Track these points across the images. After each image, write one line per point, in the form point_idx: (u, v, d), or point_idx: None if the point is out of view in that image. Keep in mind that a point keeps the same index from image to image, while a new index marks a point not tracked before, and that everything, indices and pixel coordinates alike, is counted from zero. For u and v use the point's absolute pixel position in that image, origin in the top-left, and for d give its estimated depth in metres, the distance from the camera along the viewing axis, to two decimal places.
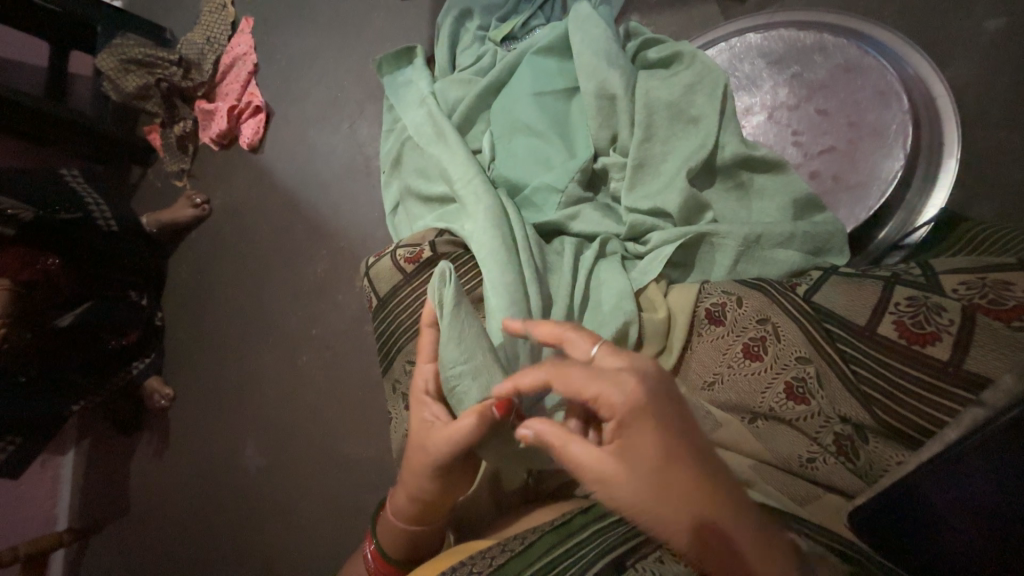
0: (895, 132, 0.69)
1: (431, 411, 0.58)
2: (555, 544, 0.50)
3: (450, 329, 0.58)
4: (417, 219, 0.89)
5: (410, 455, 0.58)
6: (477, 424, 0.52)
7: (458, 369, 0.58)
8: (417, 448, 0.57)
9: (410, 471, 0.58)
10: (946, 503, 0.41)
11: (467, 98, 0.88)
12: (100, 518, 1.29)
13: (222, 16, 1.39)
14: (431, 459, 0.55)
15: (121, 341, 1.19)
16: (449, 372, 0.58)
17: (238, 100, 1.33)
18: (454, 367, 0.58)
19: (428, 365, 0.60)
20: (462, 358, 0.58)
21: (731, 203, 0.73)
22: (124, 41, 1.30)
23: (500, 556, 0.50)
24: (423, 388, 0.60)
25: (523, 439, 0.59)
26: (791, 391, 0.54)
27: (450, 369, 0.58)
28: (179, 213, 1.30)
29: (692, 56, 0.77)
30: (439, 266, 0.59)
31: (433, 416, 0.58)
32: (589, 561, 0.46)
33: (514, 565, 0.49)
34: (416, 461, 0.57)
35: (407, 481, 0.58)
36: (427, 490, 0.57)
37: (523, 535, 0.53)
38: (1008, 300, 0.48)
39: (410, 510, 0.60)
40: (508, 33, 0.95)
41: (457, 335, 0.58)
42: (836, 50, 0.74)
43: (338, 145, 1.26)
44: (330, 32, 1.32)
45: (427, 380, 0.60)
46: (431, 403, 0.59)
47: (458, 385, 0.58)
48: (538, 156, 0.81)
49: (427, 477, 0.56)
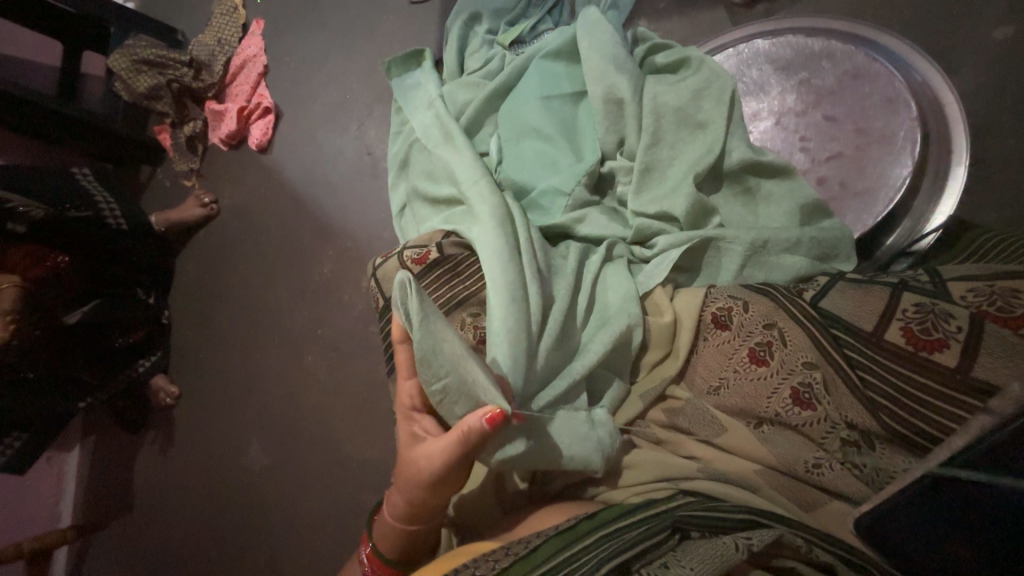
0: (902, 139, 0.69)
1: (421, 426, 0.61)
2: (560, 548, 0.50)
3: (424, 342, 0.53)
4: (424, 221, 0.89)
5: (403, 467, 0.60)
6: (464, 436, 0.53)
7: (441, 384, 0.55)
8: (410, 459, 0.59)
9: (406, 481, 0.59)
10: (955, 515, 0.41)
11: (475, 101, 0.89)
12: (104, 515, 1.30)
13: (234, 18, 1.41)
14: (424, 471, 0.57)
15: (128, 339, 1.21)
16: (431, 389, 0.55)
17: (247, 100, 1.35)
18: (436, 383, 0.55)
19: (409, 381, 0.61)
20: (441, 374, 0.54)
21: (737, 208, 0.73)
22: (135, 42, 1.32)
23: (503, 559, 0.50)
24: (408, 405, 0.62)
25: (518, 446, 0.56)
26: (797, 398, 0.54)
27: (432, 385, 0.55)
28: (188, 212, 1.31)
29: (699, 62, 0.77)
30: (398, 276, 0.53)
31: (422, 431, 0.61)
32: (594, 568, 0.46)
33: (520, 568, 0.49)
34: (407, 474, 0.59)
35: (403, 490, 0.59)
36: (421, 498, 0.58)
37: (526, 540, 0.53)
38: (1016, 308, 0.47)
39: (406, 512, 0.60)
40: (516, 37, 0.95)
41: (432, 347, 0.53)
42: (845, 56, 0.74)
43: (346, 146, 1.27)
44: (340, 34, 1.33)
45: (412, 397, 0.61)
46: (421, 418, 0.62)
47: (444, 399, 0.56)
48: (545, 159, 0.81)
49: (421, 488, 0.57)
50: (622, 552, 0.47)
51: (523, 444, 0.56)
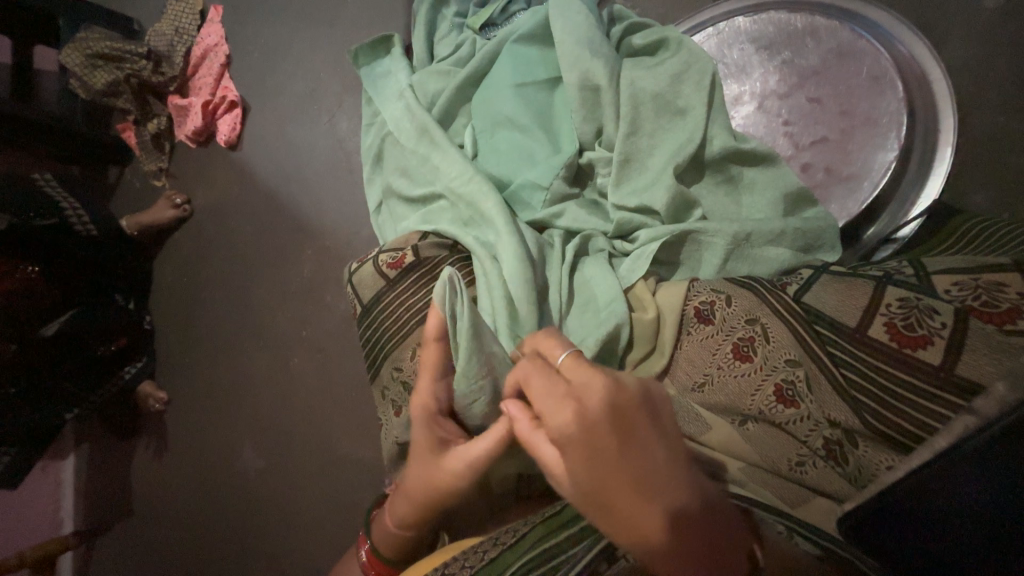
0: (888, 122, 0.67)
1: (444, 430, 0.60)
2: (545, 536, 0.51)
3: (469, 348, 0.57)
4: (401, 220, 0.86)
5: (417, 469, 0.59)
6: (503, 439, 0.53)
7: (477, 385, 0.58)
8: (431, 468, 0.58)
9: (417, 482, 0.59)
10: (949, 506, 0.39)
11: (446, 92, 0.85)
12: (104, 520, 1.30)
13: (190, 5, 1.32)
14: (452, 480, 0.56)
15: (111, 347, 1.19)
16: (465, 388, 0.59)
17: (212, 94, 1.28)
18: (470, 384, 0.58)
19: (439, 379, 0.60)
20: (478, 379, 0.58)
21: (721, 198, 0.70)
22: (87, 34, 1.22)
23: (491, 550, 0.53)
24: (433, 406, 0.60)
25: None
26: (781, 394, 0.53)
27: (465, 385, 0.59)
28: (160, 214, 1.26)
29: (678, 44, 0.74)
30: (446, 274, 0.58)
31: (447, 437, 0.59)
32: (575, 561, 0.46)
33: (504, 559, 0.51)
34: (425, 480, 0.58)
35: (415, 497, 0.60)
36: (436, 503, 0.59)
37: (514, 528, 0.56)
38: (1001, 303, 0.46)
39: (410, 514, 0.61)
40: (487, 19, 0.90)
41: (476, 350, 0.58)
42: (829, 32, 0.71)
43: (318, 141, 1.22)
44: (305, 20, 1.26)
45: (437, 397, 0.60)
46: (444, 422, 0.60)
47: (477, 400, 0.59)
48: (522, 152, 0.78)
49: (441, 493, 0.58)
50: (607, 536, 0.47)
51: None
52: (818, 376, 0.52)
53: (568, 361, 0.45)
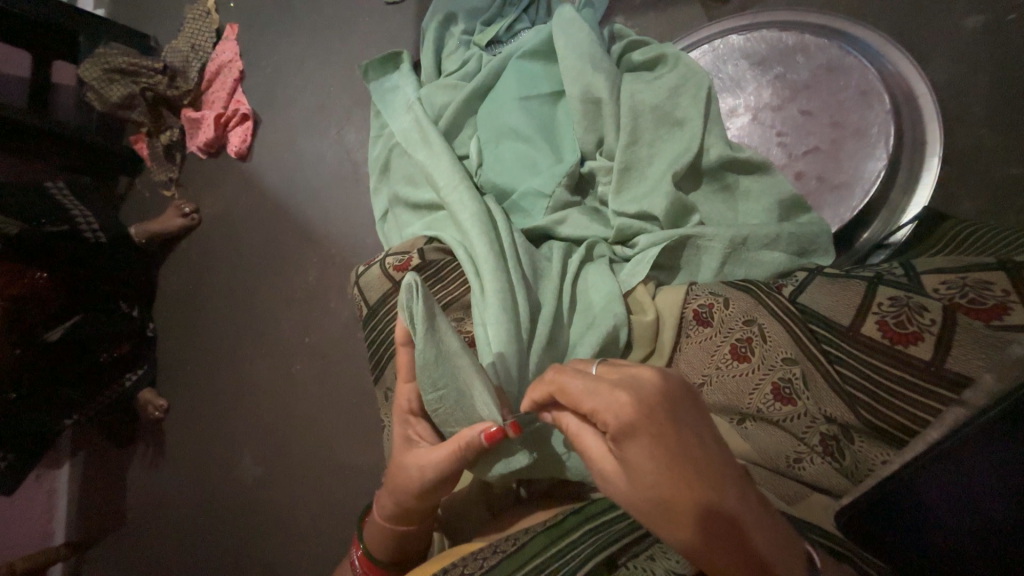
0: (877, 132, 0.70)
1: (416, 429, 0.61)
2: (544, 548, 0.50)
3: (425, 351, 0.52)
4: (408, 226, 0.88)
5: (396, 473, 0.59)
6: (461, 451, 0.53)
7: (440, 393, 0.54)
8: (401, 466, 0.58)
9: (396, 486, 0.59)
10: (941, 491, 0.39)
11: (454, 103, 0.88)
12: (96, 531, 1.28)
13: (206, 24, 1.38)
14: (416, 481, 0.56)
15: (113, 353, 1.19)
16: (429, 395, 0.55)
17: (225, 107, 1.32)
18: (432, 392, 0.54)
19: (408, 384, 0.59)
20: (439, 384, 0.54)
21: (717, 205, 0.73)
22: (107, 50, 1.27)
23: (490, 558, 0.51)
24: (406, 407, 0.61)
25: (521, 459, 0.59)
26: (778, 393, 0.54)
27: (429, 392, 0.55)
28: (169, 222, 1.29)
29: (676, 59, 0.77)
30: (407, 277, 0.51)
31: (416, 435, 0.60)
32: (581, 563, 0.46)
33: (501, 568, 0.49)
34: (397, 477, 0.58)
35: (391, 492, 0.59)
36: (407, 506, 0.58)
37: (513, 538, 0.54)
38: (987, 300, 0.48)
39: (393, 514, 0.60)
40: (493, 37, 0.94)
41: (434, 357, 0.52)
42: (819, 50, 0.75)
43: (326, 151, 1.26)
44: (317, 38, 1.31)
45: (410, 400, 0.60)
46: (416, 421, 0.61)
47: (441, 407, 0.56)
48: (527, 161, 0.81)
49: (409, 493, 0.57)
50: (609, 546, 0.47)
51: (527, 457, 0.59)
52: (812, 377, 0.54)
53: (604, 369, 0.44)
